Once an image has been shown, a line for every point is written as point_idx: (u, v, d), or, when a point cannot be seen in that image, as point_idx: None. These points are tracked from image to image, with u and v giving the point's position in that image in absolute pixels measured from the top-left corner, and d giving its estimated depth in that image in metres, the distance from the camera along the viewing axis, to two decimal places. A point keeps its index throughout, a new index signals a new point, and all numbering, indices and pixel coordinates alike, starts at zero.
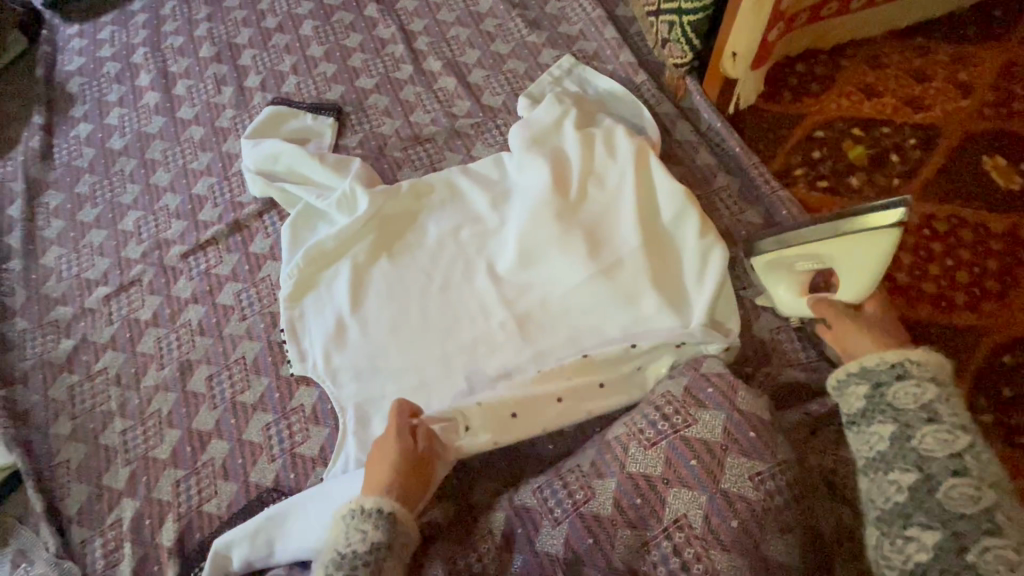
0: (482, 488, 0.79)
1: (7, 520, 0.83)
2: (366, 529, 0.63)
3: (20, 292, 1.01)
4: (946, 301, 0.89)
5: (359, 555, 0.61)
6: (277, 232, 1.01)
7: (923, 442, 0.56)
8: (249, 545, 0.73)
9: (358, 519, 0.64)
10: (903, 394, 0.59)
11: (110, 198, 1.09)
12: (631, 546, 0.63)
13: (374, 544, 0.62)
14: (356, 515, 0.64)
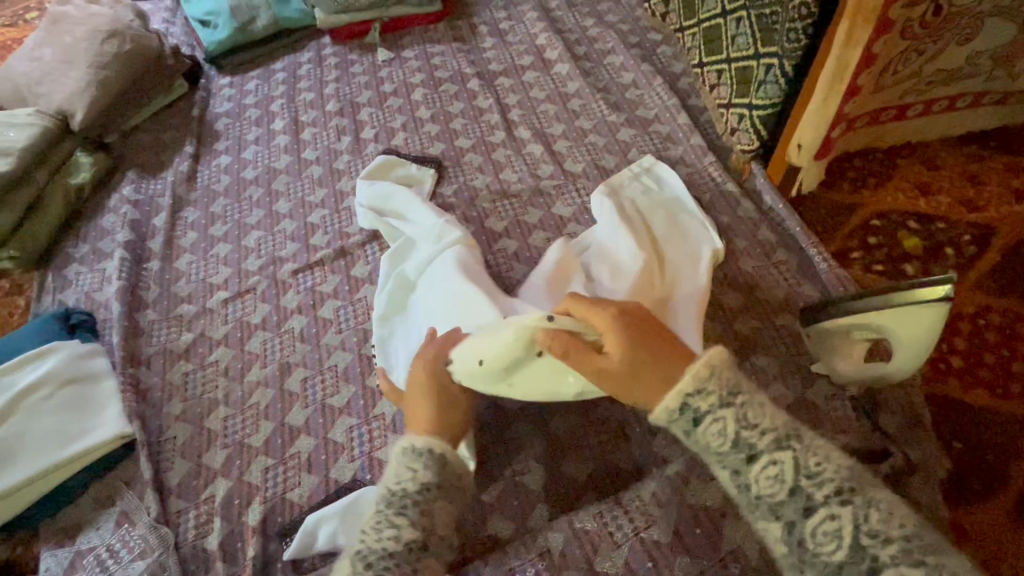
0: (541, 511, 0.84)
1: (116, 484, 0.94)
2: (417, 469, 0.68)
3: (154, 289, 1.17)
4: (1002, 389, 0.93)
5: (408, 491, 0.66)
6: (375, 260, 1.15)
7: (793, 474, 0.59)
8: (339, 522, 0.83)
9: (410, 458, 0.69)
10: (748, 422, 0.61)
11: (238, 218, 1.27)
12: (689, 572, 0.72)
13: (424, 483, 0.67)
14: (406, 454, 0.69)
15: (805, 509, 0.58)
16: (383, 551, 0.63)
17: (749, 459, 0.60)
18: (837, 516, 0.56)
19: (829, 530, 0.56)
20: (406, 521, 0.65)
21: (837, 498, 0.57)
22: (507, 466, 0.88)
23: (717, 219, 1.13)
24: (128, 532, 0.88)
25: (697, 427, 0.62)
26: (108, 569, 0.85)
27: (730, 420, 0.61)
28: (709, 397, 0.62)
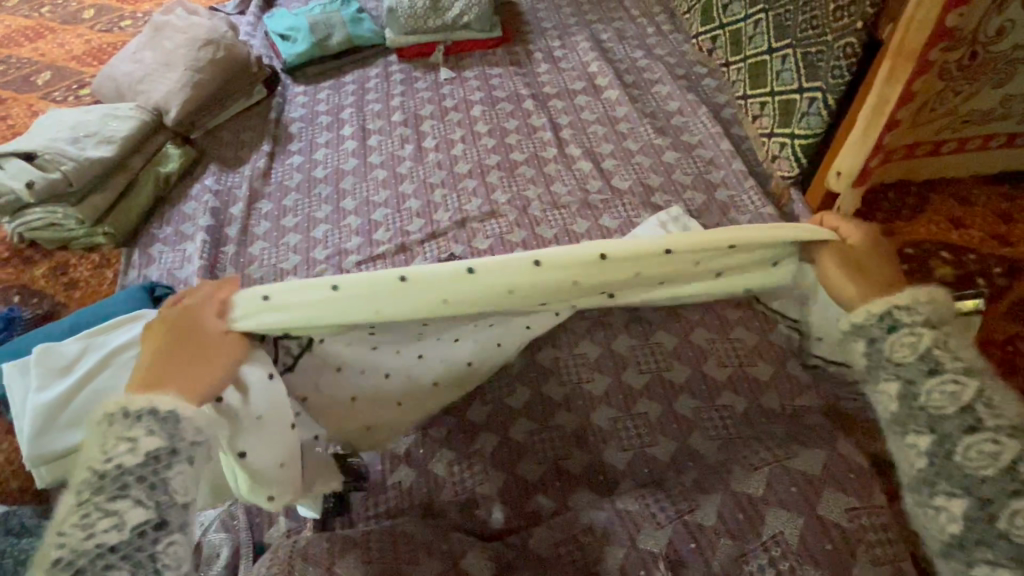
0: (581, 494, 0.89)
1: None
2: (135, 438, 0.53)
3: (229, 270, 1.28)
4: None
5: (122, 467, 0.52)
6: (433, 257, 1.25)
7: (932, 397, 0.59)
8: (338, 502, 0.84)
9: (124, 424, 0.54)
10: (901, 345, 0.61)
11: (308, 212, 1.38)
12: (730, 555, 0.72)
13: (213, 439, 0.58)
14: (113, 422, 0.54)
15: (930, 370, 0.59)
16: (98, 549, 0.50)
17: (932, 370, 0.59)
18: (959, 382, 0.58)
19: (985, 448, 0.55)
20: (126, 504, 0.52)
21: (967, 371, 0.59)
22: (551, 451, 0.94)
23: None
24: None
25: (891, 335, 0.61)
26: None
27: (929, 334, 0.60)
28: (923, 313, 0.61)
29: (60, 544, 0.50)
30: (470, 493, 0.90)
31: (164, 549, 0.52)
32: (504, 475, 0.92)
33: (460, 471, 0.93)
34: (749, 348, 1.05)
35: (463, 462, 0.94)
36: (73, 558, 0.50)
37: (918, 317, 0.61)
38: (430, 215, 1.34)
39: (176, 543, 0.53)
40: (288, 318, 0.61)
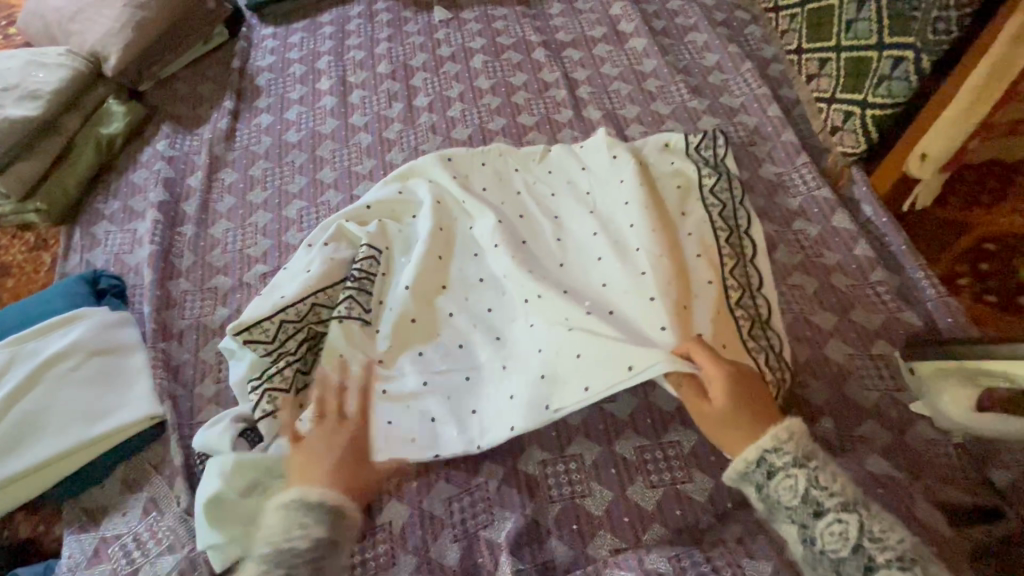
0: (603, 541, 0.78)
1: (145, 467, 0.87)
2: (309, 524, 0.68)
3: (188, 256, 1.09)
4: None
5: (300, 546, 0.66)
6: None
7: (824, 538, 0.62)
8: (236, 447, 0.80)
9: (304, 511, 0.68)
10: (784, 490, 0.64)
11: (279, 185, 1.18)
12: None
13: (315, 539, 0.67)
14: (300, 507, 0.69)
15: (814, 513, 0.63)
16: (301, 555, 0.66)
17: (809, 508, 0.63)
18: (794, 475, 0.64)
19: (835, 531, 0.61)
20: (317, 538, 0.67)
21: (843, 505, 0.62)
22: (566, 489, 0.82)
23: (808, 228, 1.02)
24: (157, 522, 0.82)
25: (770, 483, 0.65)
26: (133, 563, 0.79)
27: (802, 478, 0.64)
28: (785, 453, 0.65)
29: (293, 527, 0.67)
30: (473, 538, 0.79)
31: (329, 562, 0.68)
32: (513, 518, 0.80)
33: (460, 510, 0.81)
34: (800, 364, 0.89)
35: (465, 500, 0.82)
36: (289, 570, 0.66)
37: (786, 462, 0.65)
38: None
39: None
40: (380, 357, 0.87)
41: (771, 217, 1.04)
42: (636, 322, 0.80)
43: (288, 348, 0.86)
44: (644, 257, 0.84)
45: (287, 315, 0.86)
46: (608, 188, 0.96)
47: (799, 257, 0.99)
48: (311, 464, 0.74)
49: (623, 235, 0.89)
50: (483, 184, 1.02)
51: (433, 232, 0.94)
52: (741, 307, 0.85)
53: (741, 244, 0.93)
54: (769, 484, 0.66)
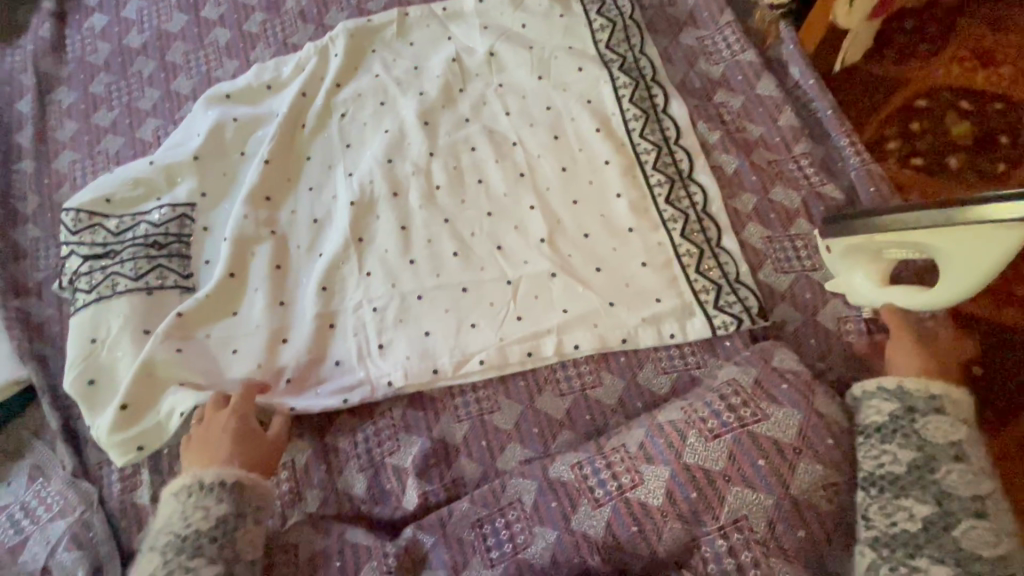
0: (512, 453, 0.76)
1: (24, 433, 0.81)
2: (210, 505, 0.63)
3: (31, 198, 0.94)
4: (1005, 294, 0.91)
5: (200, 534, 0.62)
6: (306, 156, 0.93)
7: (947, 477, 0.57)
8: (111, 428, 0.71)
9: (197, 497, 0.64)
10: (935, 428, 0.59)
11: (127, 102, 1.00)
12: (679, 541, 0.60)
13: (218, 519, 0.63)
14: (193, 494, 0.64)
15: (953, 457, 0.58)
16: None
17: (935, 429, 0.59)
18: (938, 410, 0.60)
19: (952, 481, 0.57)
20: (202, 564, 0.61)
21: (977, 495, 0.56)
22: (473, 406, 0.79)
23: (730, 100, 0.92)
24: (44, 488, 0.77)
25: (926, 416, 0.60)
26: (23, 531, 0.74)
27: (965, 430, 0.59)
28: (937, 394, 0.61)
29: (165, 548, 0.62)
30: (379, 466, 0.76)
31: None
32: (420, 441, 0.77)
33: (365, 441, 0.78)
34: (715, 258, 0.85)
35: (369, 429, 0.78)
36: (175, 545, 0.62)
37: (962, 414, 0.60)
38: (286, 84, 0.97)
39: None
40: (204, 305, 0.80)
41: (689, 91, 0.93)
42: (551, 184, 0.89)
43: (172, 261, 0.84)
44: (597, 140, 0.90)
45: (160, 249, 0.84)
46: (541, 142, 0.91)
47: (719, 134, 0.90)
48: (204, 446, 0.68)
49: (505, 130, 0.92)
50: (338, 49, 0.97)
51: (280, 137, 0.91)
52: (688, 237, 0.84)
53: (674, 160, 0.88)
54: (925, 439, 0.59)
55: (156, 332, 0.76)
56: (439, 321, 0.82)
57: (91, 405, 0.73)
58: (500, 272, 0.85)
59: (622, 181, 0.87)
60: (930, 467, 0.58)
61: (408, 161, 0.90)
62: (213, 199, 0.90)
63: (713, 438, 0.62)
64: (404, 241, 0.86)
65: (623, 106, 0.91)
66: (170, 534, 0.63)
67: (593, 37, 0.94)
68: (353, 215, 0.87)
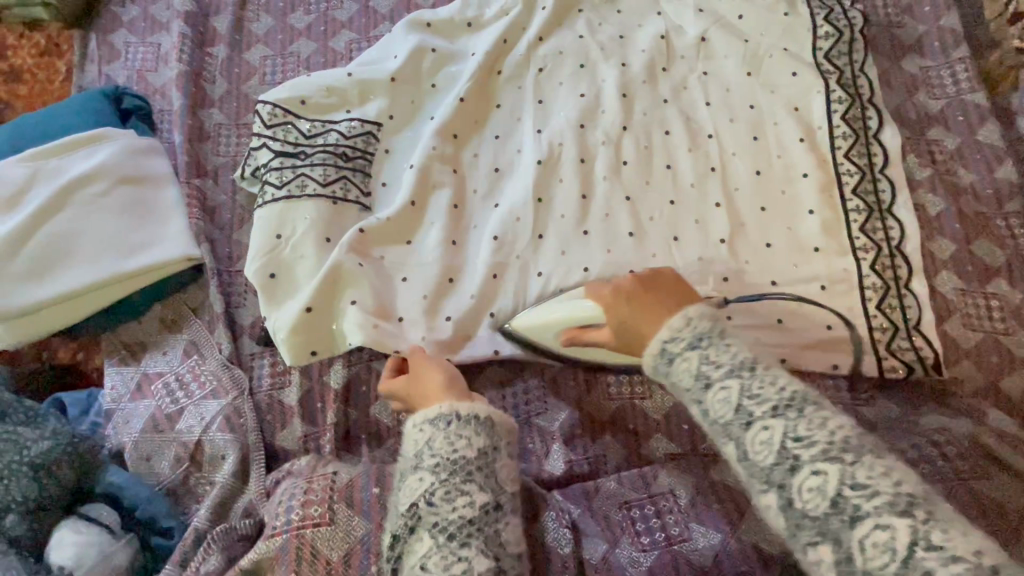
0: (658, 444, 0.75)
1: (184, 308, 0.83)
2: (470, 436, 0.56)
3: (220, 83, 0.95)
4: None
5: (467, 462, 0.55)
6: (496, 104, 0.91)
7: (754, 445, 0.52)
8: (291, 326, 0.72)
9: (457, 427, 0.57)
10: (718, 403, 0.54)
11: (325, 9, 0.99)
12: None
13: (481, 450, 0.56)
14: (453, 422, 0.57)
15: (745, 422, 0.52)
16: (461, 520, 0.53)
17: (703, 387, 0.56)
18: (727, 386, 0.54)
19: (760, 438, 0.51)
20: (472, 490, 0.54)
21: (772, 411, 0.52)
22: (625, 388, 0.78)
23: (945, 139, 0.87)
24: (200, 366, 0.78)
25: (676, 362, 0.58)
26: (178, 402, 0.75)
27: (697, 357, 0.57)
28: (681, 339, 0.58)
29: (436, 470, 0.55)
30: (526, 424, 0.76)
31: (503, 531, 0.54)
32: (569, 410, 0.77)
33: (515, 396, 0.78)
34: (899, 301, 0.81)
35: (520, 387, 0.78)
36: (448, 471, 0.55)
37: (684, 344, 0.58)
38: (487, 25, 0.96)
39: (511, 523, 0.55)
40: (385, 228, 0.80)
41: (904, 120, 0.88)
42: (742, 185, 0.86)
43: (353, 176, 0.84)
44: (800, 150, 0.86)
45: (343, 161, 0.84)
46: (739, 140, 0.87)
47: (929, 171, 0.85)
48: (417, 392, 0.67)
49: (702, 120, 0.89)
50: (546, 2, 0.95)
51: (476, 79, 0.90)
52: (879, 271, 0.80)
53: (876, 188, 0.84)
54: (744, 436, 0.52)
55: (341, 243, 0.77)
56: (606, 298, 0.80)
57: (271, 298, 0.74)
58: (674, 263, 0.82)
59: (817, 198, 0.84)
60: (748, 450, 0.52)
61: (599, 130, 0.88)
62: (398, 123, 0.89)
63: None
64: (582, 209, 0.85)
65: (834, 121, 0.87)
66: (439, 460, 0.56)
67: (815, 44, 0.90)
68: (537, 173, 0.86)
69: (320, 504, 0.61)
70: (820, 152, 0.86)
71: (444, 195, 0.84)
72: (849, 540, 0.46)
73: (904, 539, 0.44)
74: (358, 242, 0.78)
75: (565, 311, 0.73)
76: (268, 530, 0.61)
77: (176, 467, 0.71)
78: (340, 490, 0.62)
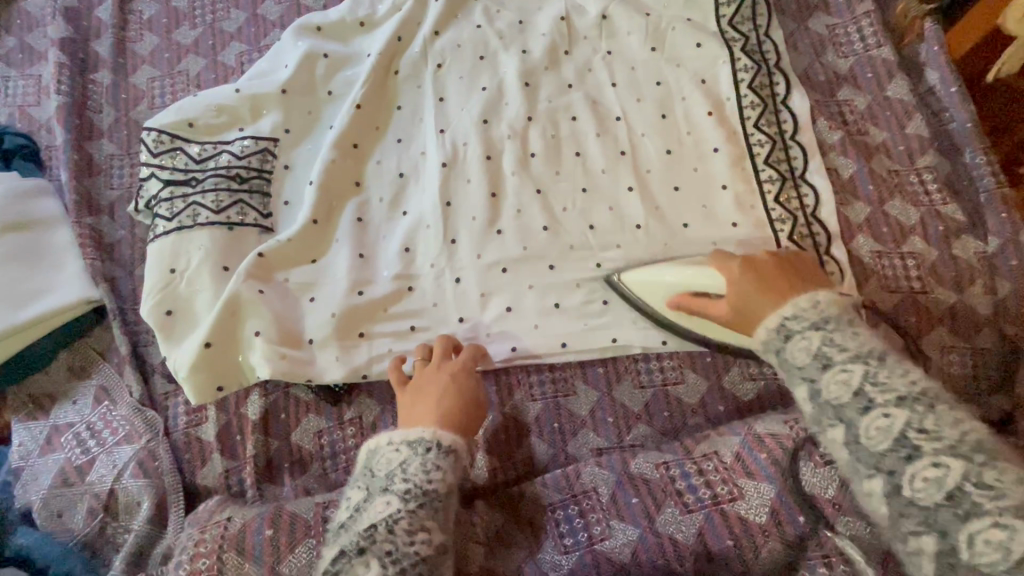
0: (584, 441, 0.75)
1: (91, 353, 0.80)
2: (440, 469, 0.59)
3: (108, 111, 0.90)
4: None
5: (435, 494, 0.58)
6: (396, 107, 0.88)
7: (868, 432, 0.51)
8: (191, 364, 0.69)
9: (434, 456, 0.60)
10: (799, 351, 0.57)
11: (212, 21, 0.94)
12: (778, 562, 0.60)
13: (448, 487, 0.59)
14: (431, 451, 0.60)
15: (863, 407, 0.52)
16: (416, 556, 0.55)
17: (864, 408, 0.52)
18: (849, 369, 0.54)
19: (879, 424, 0.51)
20: (429, 524, 0.57)
21: (896, 400, 0.51)
22: (549, 386, 0.77)
23: (855, 98, 0.85)
24: (111, 411, 0.76)
25: (787, 346, 0.58)
26: (89, 452, 0.73)
27: (817, 338, 0.56)
28: (804, 318, 0.58)
29: (406, 497, 0.57)
30: None
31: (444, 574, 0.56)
32: (491, 415, 0.75)
33: None
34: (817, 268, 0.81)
35: None
36: (419, 500, 0.57)
37: (803, 324, 0.57)
38: (381, 23, 0.92)
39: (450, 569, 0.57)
40: (286, 250, 0.77)
41: (813, 83, 0.86)
42: (654, 167, 0.84)
43: (251, 198, 0.80)
44: (709, 125, 0.84)
45: (238, 183, 0.80)
46: (648, 121, 0.85)
47: (840, 133, 0.83)
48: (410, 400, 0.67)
49: (609, 102, 0.87)
50: None
51: (372, 82, 0.87)
52: (796, 241, 0.79)
53: (787, 156, 0.82)
54: (859, 419, 0.52)
55: (238, 271, 0.74)
56: (521, 298, 0.78)
57: (170, 336, 0.71)
58: (589, 255, 0.80)
59: (729, 171, 0.82)
60: (820, 389, 0.55)
61: (504, 124, 0.85)
62: (296, 137, 0.85)
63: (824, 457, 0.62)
64: (492, 207, 0.82)
65: (740, 92, 0.84)
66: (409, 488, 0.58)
67: (717, 12, 0.87)
68: (442, 176, 0.83)
69: (208, 557, 0.61)
70: (729, 124, 0.84)
71: (349, 210, 0.82)
72: (959, 532, 0.46)
73: (1022, 540, 0.44)
74: (257, 268, 0.75)
75: (667, 278, 0.72)
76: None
77: (90, 520, 0.69)
78: (232, 537, 0.63)
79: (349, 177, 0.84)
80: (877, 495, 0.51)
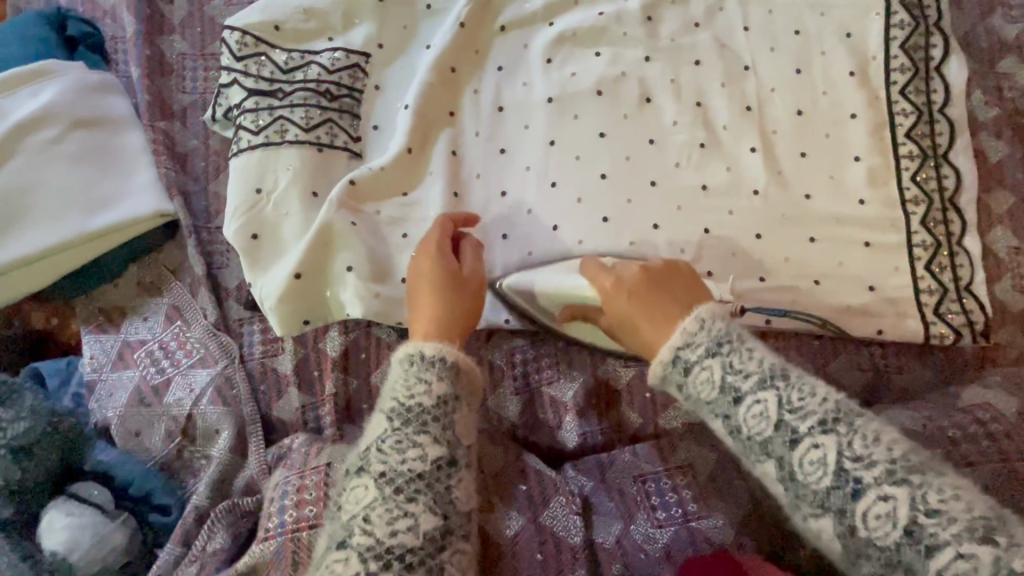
0: (675, 417, 0.70)
1: (163, 270, 0.75)
2: (430, 380, 0.51)
3: (180, 3, 0.81)
4: None
5: (423, 409, 0.50)
6: (500, 29, 0.79)
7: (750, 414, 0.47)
8: (278, 295, 0.65)
9: (419, 368, 0.52)
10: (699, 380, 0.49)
11: None
12: None
13: (440, 398, 0.50)
14: (414, 364, 0.52)
15: (788, 439, 0.45)
16: (410, 473, 0.48)
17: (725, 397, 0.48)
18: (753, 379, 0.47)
19: (761, 411, 0.46)
20: (427, 438, 0.49)
21: (821, 425, 0.45)
22: None
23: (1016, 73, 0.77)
24: (184, 332, 0.72)
25: None
26: (164, 372, 0.70)
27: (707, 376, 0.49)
28: (697, 346, 0.50)
29: (392, 414, 0.50)
30: (536, 394, 0.72)
31: (456, 489, 0.49)
32: (582, 379, 0.72)
33: (525, 362, 0.72)
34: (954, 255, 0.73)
35: (530, 353, 0.73)
36: (403, 416, 0.50)
37: None
38: None
39: (465, 480, 0.49)
40: (376, 179, 0.71)
41: (972, 52, 0.78)
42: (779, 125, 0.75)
43: (340, 118, 0.73)
44: (850, 86, 0.75)
45: (327, 99, 0.73)
46: (781, 73, 0.76)
47: (996, 111, 0.75)
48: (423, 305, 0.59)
49: (740, 48, 0.77)
50: None
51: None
52: (928, 227, 0.72)
53: (932, 130, 0.73)
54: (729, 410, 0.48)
55: (328, 199, 0.68)
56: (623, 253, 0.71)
57: (256, 262, 0.66)
58: (701, 213, 0.73)
59: (865, 136, 0.74)
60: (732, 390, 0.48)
61: (620, 61, 0.77)
62: (389, 54, 0.77)
63: (966, 464, 0.60)
64: (601, 149, 0.74)
65: (891, 53, 0.75)
66: (396, 402, 0.51)
67: None
68: (549, 113, 0.75)
69: (313, 504, 0.59)
70: (873, 86, 0.75)
71: (444, 140, 0.75)
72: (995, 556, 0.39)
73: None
74: (347, 197, 0.69)
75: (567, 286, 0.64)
76: (262, 531, 0.59)
77: (167, 442, 0.68)
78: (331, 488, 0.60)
79: (444, 104, 0.76)
80: (785, 464, 0.45)
